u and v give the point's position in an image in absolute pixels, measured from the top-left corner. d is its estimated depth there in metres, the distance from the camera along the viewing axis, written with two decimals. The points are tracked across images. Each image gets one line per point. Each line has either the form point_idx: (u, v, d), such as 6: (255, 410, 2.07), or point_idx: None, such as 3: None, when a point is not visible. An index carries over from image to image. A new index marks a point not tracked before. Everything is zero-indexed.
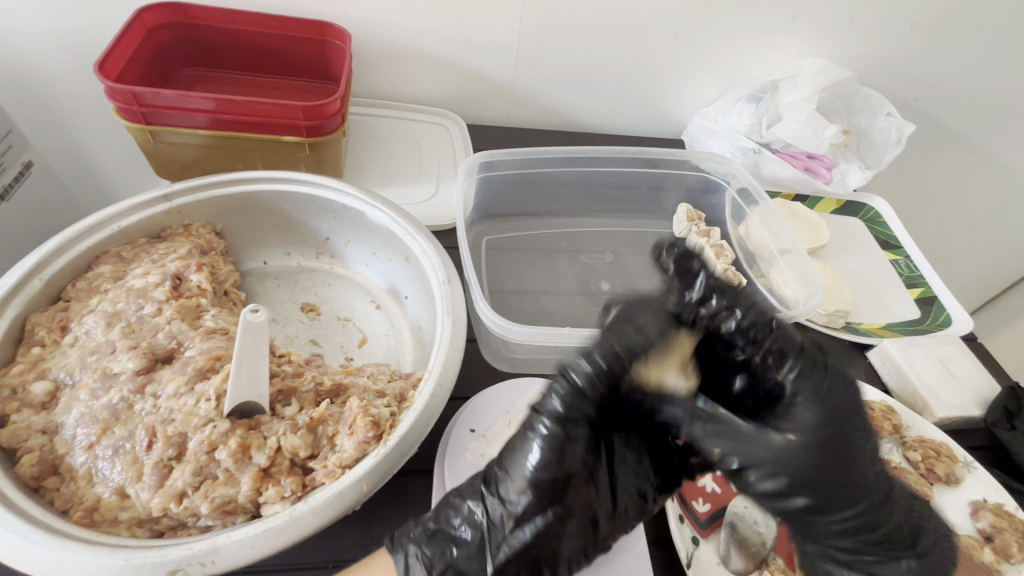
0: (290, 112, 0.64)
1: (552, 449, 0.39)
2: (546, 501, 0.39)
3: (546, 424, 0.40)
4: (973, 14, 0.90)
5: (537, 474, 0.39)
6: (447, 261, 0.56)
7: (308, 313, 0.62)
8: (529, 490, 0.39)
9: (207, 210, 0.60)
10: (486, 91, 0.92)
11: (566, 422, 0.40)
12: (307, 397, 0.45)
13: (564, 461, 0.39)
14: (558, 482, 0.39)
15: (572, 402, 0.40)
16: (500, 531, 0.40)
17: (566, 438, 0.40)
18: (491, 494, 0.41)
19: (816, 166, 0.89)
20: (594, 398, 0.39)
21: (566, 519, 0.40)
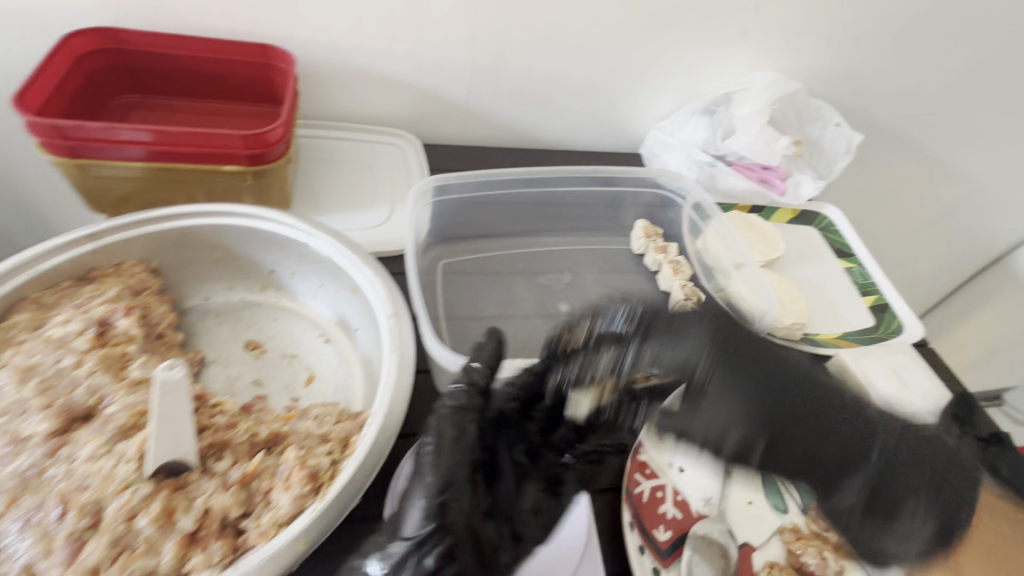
0: (229, 141, 0.62)
1: (439, 474, 0.41)
2: (442, 530, 0.39)
3: (433, 441, 0.43)
4: (912, 26, 0.93)
5: (430, 503, 0.39)
6: (394, 292, 0.54)
7: (252, 351, 0.59)
8: (426, 521, 0.39)
9: (140, 248, 0.57)
10: (441, 111, 0.91)
11: (449, 444, 0.43)
12: (242, 449, 0.42)
13: (451, 476, 0.41)
14: (451, 505, 0.40)
15: (453, 424, 0.44)
16: (406, 574, 0.38)
17: (451, 460, 0.42)
18: (389, 541, 0.40)
19: (770, 178, 0.90)
20: (473, 411, 0.45)
21: (463, 542, 0.40)
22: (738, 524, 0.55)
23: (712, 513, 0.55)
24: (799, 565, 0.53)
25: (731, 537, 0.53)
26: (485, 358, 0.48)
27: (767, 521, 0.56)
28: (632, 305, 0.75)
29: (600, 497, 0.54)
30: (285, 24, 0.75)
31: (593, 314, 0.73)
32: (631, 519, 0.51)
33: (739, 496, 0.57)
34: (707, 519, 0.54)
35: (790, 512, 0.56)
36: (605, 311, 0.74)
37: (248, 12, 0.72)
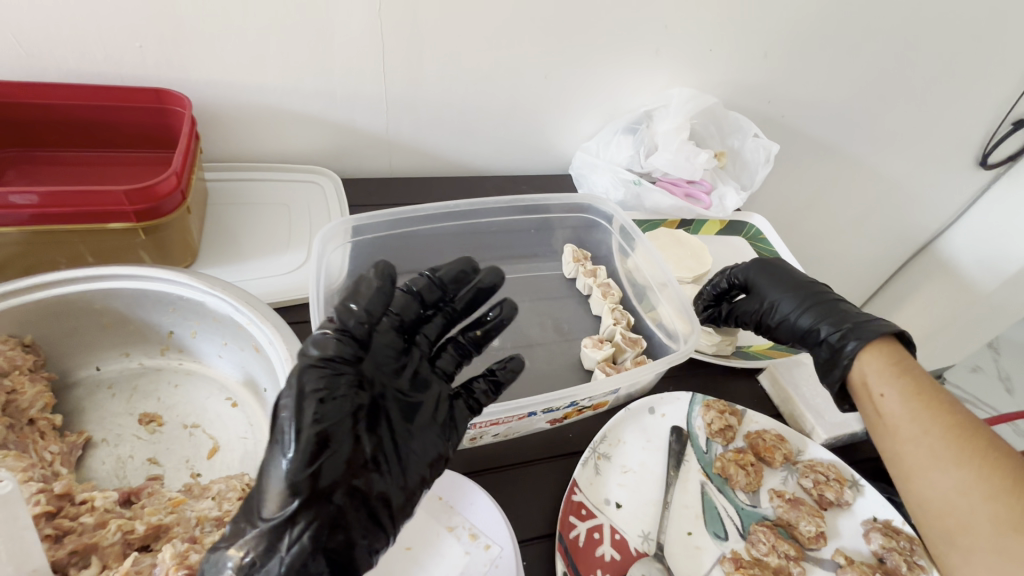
0: (112, 198, 0.57)
1: (307, 440, 0.37)
2: (314, 500, 0.37)
3: (289, 412, 0.37)
4: (816, 37, 0.97)
5: (294, 477, 0.36)
6: (297, 351, 0.51)
7: (147, 425, 0.54)
8: (291, 497, 0.37)
9: (6, 325, 0.51)
10: (362, 144, 0.88)
11: (314, 406, 0.38)
12: (113, 551, 0.38)
13: (317, 439, 0.37)
14: (323, 473, 0.38)
15: (316, 378, 0.39)
16: (282, 544, 0.36)
17: (319, 421, 0.38)
18: (250, 522, 0.37)
19: (695, 192, 0.91)
20: (343, 362, 0.40)
21: (343, 506, 0.39)
22: (678, 559, 0.53)
23: (651, 551, 0.52)
24: None
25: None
26: (367, 299, 0.42)
27: (707, 550, 0.54)
28: (565, 331, 0.73)
29: (533, 546, 0.51)
30: (179, 65, 0.70)
31: (526, 346, 0.70)
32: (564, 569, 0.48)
33: (678, 527, 0.55)
34: (645, 558, 0.52)
35: (731, 538, 0.55)
36: (539, 341, 0.71)
37: (136, 55, 0.68)
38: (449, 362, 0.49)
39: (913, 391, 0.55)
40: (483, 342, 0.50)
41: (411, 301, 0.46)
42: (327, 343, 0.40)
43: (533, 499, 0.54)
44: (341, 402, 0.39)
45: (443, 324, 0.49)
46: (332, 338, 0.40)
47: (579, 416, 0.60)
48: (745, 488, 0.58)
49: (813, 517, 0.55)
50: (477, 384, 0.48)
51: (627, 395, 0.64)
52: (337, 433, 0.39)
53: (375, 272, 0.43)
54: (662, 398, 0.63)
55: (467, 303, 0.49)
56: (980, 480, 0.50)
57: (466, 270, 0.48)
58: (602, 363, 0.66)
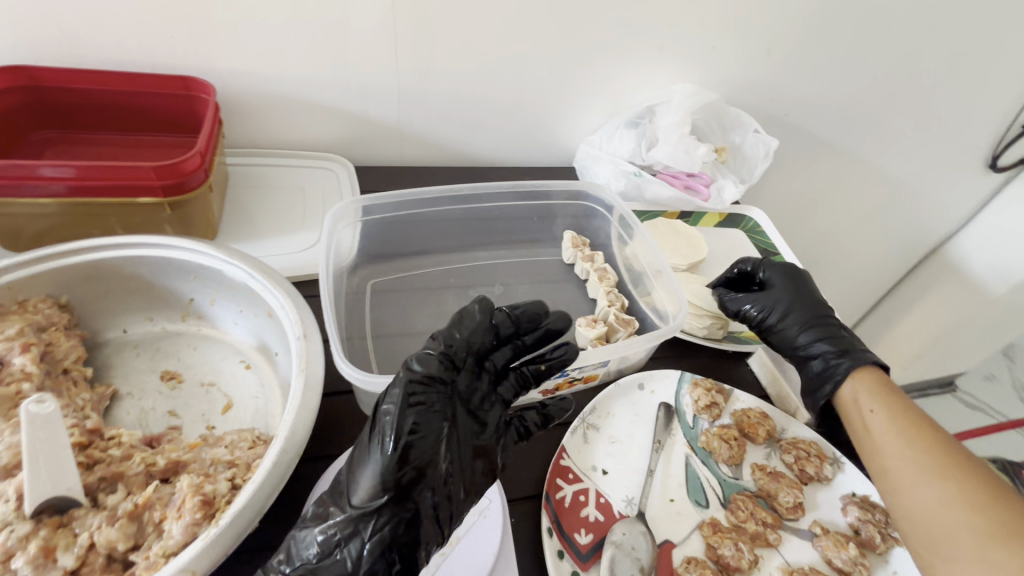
0: (142, 173, 0.62)
1: (400, 445, 0.41)
2: (399, 499, 0.41)
3: (392, 420, 0.41)
4: (819, 37, 0.99)
5: (386, 475, 0.40)
6: (306, 314, 0.54)
7: (168, 382, 0.58)
8: (381, 492, 0.40)
9: (44, 284, 0.56)
10: (374, 134, 0.92)
11: (412, 417, 0.42)
12: (136, 480, 0.42)
13: (409, 447, 0.41)
14: (411, 476, 0.41)
15: (419, 393, 0.43)
16: (367, 530, 0.40)
17: (415, 432, 0.41)
18: (339, 508, 0.41)
19: (695, 184, 0.94)
20: (441, 381, 0.44)
21: (419, 508, 0.41)
22: (659, 523, 0.55)
23: (633, 514, 0.55)
24: (717, 558, 0.53)
25: (650, 537, 0.53)
26: (467, 329, 0.47)
27: (688, 516, 0.56)
28: (561, 313, 0.77)
29: (521, 505, 0.54)
30: (205, 54, 0.75)
31: None
32: (550, 524, 0.51)
33: (661, 494, 0.57)
34: (628, 519, 0.54)
35: (711, 506, 0.57)
36: None
37: (166, 45, 0.73)
38: (509, 390, 0.51)
39: (901, 415, 0.56)
40: (543, 376, 0.53)
41: (490, 331, 0.49)
42: (432, 360, 0.45)
43: (522, 462, 0.57)
44: (433, 417, 0.42)
45: (512, 353, 0.51)
46: (435, 356, 0.45)
47: (570, 388, 0.64)
48: (729, 461, 0.61)
49: (791, 488, 0.58)
50: (529, 414, 0.52)
51: (618, 372, 0.67)
52: (423, 446, 0.42)
53: (476, 304, 0.49)
54: (651, 375, 0.66)
55: (535, 340, 0.52)
56: (961, 494, 0.48)
57: (540, 311, 0.52)
58: (595, 341, 0.69)
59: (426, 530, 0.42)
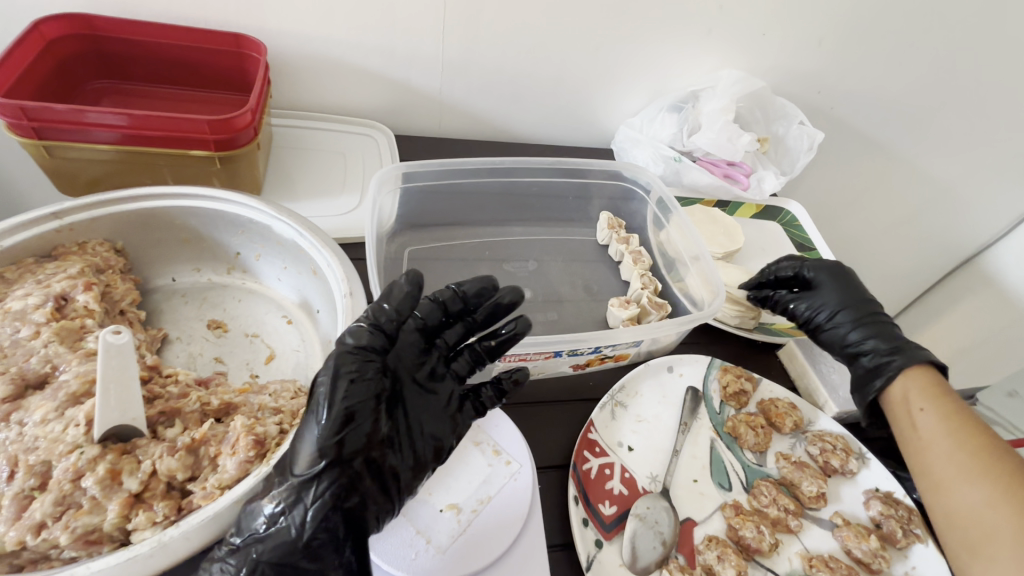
0: (195, 126, 0.63)
1: (338, 412, 0.38)
2: (340, 464, 0.39)
3: (324, 388, 0.39)
4: (875, 29, 0.96)
5: (324, 441, 0.38)
6: (351, 274, 0.56)
7: (215, 330, 0.60)
8: (319, 458, 0.38)
9: (104, 228, 0.58)
10: (415, 103, 0.92)
11: (346, 386, 0.39)
12: (192, 417, 0.44)
13: (347, 413, 0.39)
14: (351, 441, 0.39)
15: (351, 361, 0.40)
16: (310, 498, 0.38)
17: (350, 399, 0.39)
18: (282, 476, 0.39)
19: (735, 174, 0.92)
20: (375, 352, 0.42)
21: (361, 474, 0.40)
22: (682, 501, 0.56)
23: (657, 490, 0.56)
24: (738, 539, 0.54)
25: (673, 513, 0.55)
26: (398, 301, 0.44)
27: (710, 497, 0.57)
28: (593, 292, 0.77)
29: (548, 473, 0.56)
30: (257, 13, 0.76)
31: (556, 302, 0.75)
32: (577, 493, 0.52)
33: (685, 474, 0.58)
34: (651, 495, 0.55)
35: (734, 490, 0.58)
36: (568, 298, 0.76)
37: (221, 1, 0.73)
38: (463, 367, 0.49)
39: (952, 414, 0.55)
40: (497, 353, 0.49)
41: (432, 308, 0.47)
42: (363, 331, 0.42)
43: (551, 432, 0.59)
44: (369, 385, 0.40)
45: (463, 332, 0.49)
46: (366, 327, 0.42)
47: (601, 364, 0.65)
48: (754, 447, 0.61)
49: (816, 479, 0.58)
50: (484, 391, 0.48)
51: (648, 353, 0.67)
52: (361, 414, 0.40)
53: (405, 277, 0.45)
54: (681, 358, 0.66)
55: (487, 315, 0.49)
56: (1010, 499, 0.49)
57: (488, 286, 0.48)
58: (626, 322, 0.69)
59: (368, 495, 0.40)
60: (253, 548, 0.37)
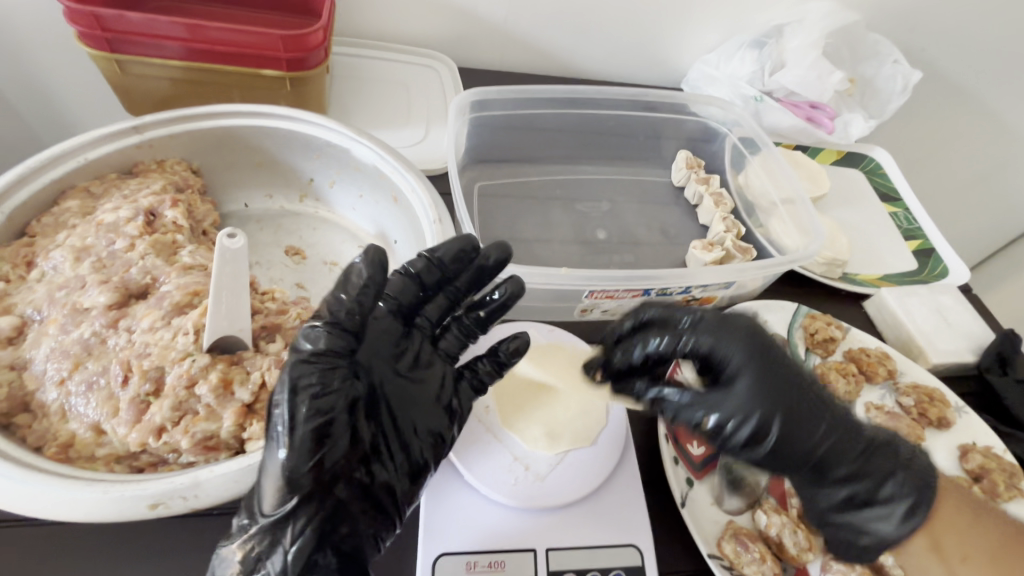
0: (268, 42, 0.59)
1: (305, 437, 0.33)
2: (317, 494, 0.34)
3: (280, 412, 0.33)
4: None
5: (293, 473, 0.33)
6: (438, 201, 0.53)
7: (293, 257, 0.59)
8: (288, 493, 0.33)
9: (183, 146, 0.56)
10: (479, 32, 0.86)
11: (305, 401, 0.34)
12: (292, 333, 0.43)
13: (321, 435, 0.33)
14: (327, 466, 0.34)
15: (309, 375, 0.34)
16: (286, 537, 0.34)
17: (319, 416, 0.34)
18: (252, 514, 0.35)
19: (818, 116, 0.86)
20: (342, 358, 0.35)
21: (346, 500, 0.36)
22: None
23: None
24: None
25: None
26: (356, 290, 0.36)
27: None
28: (670, 236, 0.74)
29: (634, 412, 0.54)
30: None
31: (631, 244, 0.71)
32: (668, 431, 0.51)
33: None
34: None
35: None
36: (643, 241, 0.72)
37: None
38: (452, 344, 0.43)
39: None
40: (487, 323, 0.44)
41: (409, 285, 0.41)
42: (321, 334, 0.35)
43: None
44: (335, 400, 0.34)
45: (446, 306, 0.43)
46: (326, 328, 0.35)
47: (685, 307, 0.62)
48: (845, 396, 0.59)
49: (912, 429, 0.56)
50: (482, 365, 0.44)
51: (733, 297, 0.64)
52: (335, 434, 0.34)
53: (363, 256, 0.37)
54: (767, 305, 0.63)
55: (470, 284, 0.43)
56: None
57: (467, 246, 0.43)
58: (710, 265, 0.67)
59: (354, 518, 0.36)
60: None
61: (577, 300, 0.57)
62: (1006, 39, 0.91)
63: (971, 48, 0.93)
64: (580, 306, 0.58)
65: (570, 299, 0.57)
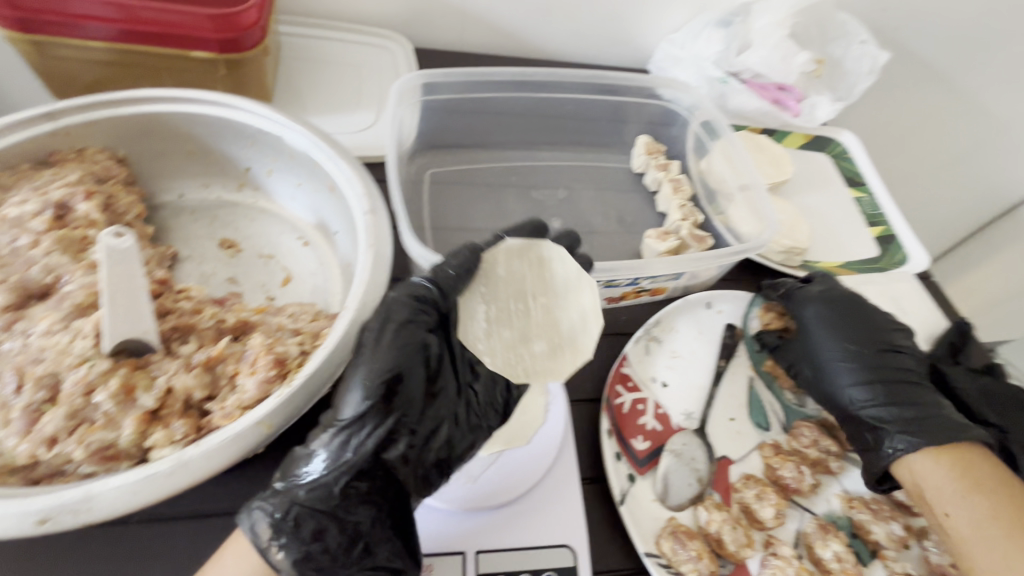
0: (197, 22, 0.56)
1: (387, 360, 0.38)
2: (384, 411, 0.37)
3: (378, 335, 0.39)
4: None
5: (371, 385, 0.37)
6: (373, 190, 0.51)
7: (228, 250, 0.57)
8: (367, 402, 0.37)
9: (104, 134, 0.53)
10: (434, 10, 0.82)
11: (395, 331, 0.39)
12: (208, 334, 0.41)
13: (398, 360, 0.38)
14: (395, 392, 0.38)
15: (405, 311, 0.40)
16: (346, 455, 0.37)
17: (405, 351, 0.39)
18: (330, 420, 0.38)
19: (785, 99, 0.83)
20: (427, 309, 0.40)
21: (408, 431, 0.38)
22: (719, 439, 0.54)
23: (692, 427, 0.54)
24: (776, 479, 0.52)
25: (708, 451, 0.52)
26: (459, 264, 0.42)
27: (748, 435, 0.55)
28: (627, 224, 0.72)
29: (580, 407, 0.53)
30: None
31: (587, 233, 0.70)
32: (611, 428, 0.50)
33: (721, 412, 0.56)
34: (685, 433, 0.53)
35: (772, 429, 0.56)
36: (599, 230, 0.70)
37: None
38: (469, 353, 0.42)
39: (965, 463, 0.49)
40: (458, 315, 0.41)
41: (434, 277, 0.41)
42: (416, 287, 0.41)
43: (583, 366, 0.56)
44: (414, 335, 0.39)
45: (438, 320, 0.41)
46: (427, 279, 0.41)
47: (637, 298, 0.61)
48: (796, 387, 0.59)
49: None
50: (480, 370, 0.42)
51: (686, 287, 0.63)
52: (410, 367, 0.38)
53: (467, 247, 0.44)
54: (721, 294, 0.62)
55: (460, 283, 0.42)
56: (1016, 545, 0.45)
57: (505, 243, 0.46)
58: (664, 254, 0.65)
59: (403, 454, 0.38)
60: (286, 492, 0.35)
61: None
62: (978, 19, 0.89)
63: (942, 27, 0.90)
64: None
65: None
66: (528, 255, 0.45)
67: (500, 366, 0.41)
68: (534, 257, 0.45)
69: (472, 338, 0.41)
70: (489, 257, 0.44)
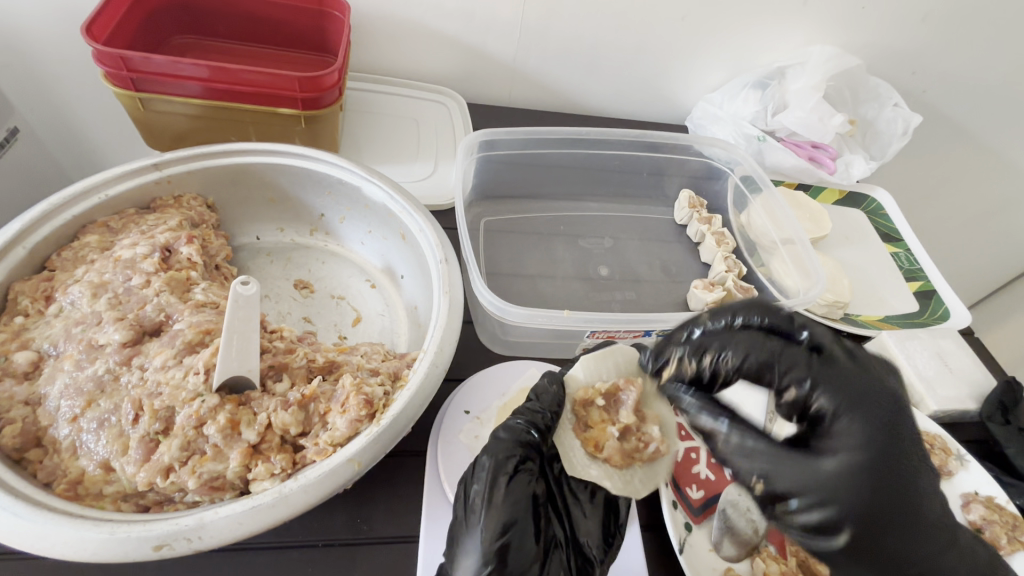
0: (286, 83, 0.61)
1: (499, 514, 0.38)
2: (504, 573, 0.36)
3: (487, 487, 0.39)
4: (999, 8, 0.83)
5: (488, 542, 0.37)
6: (445, 241, 0.54)
7: (302, 290, 0.61)
8: (485, 562, 0.36)
9: (199, 181, 0.57)
10: (488, 70, 0.88)
11: (506, 482, 0.39)
12: (299, 373, 0.44)
13: (513, 513, 0.38)
14: (512, 550, 0.37)
15: (506, 455, 0.40)
16: None
17: (514, 499, 0.39)
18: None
19: (820, 156, 0.87)
20: (533, 451, 0.42)
21: None
22: None
23: None
24: None
25: None
26: (548, 398, 0.45)
27: None
28: (672, 274, 0.75)
29: None
30: None
31: (633, 281, 0.73)
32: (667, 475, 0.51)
33: None
34: None
35: None
36: (645, 278, 0.73)
37: None
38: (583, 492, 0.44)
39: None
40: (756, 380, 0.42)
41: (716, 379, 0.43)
42: (517, 427, 0.42)
43: None
44: (522, 480, 0.40)
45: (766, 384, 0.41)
46: (526, 417, 0.43)
47: None
48: None
49: None
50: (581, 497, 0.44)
51: None
52: (521, 522, 0.38)
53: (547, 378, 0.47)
54: None
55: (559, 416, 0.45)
56: None
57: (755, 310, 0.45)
58: (710, 305, 0.67)
59: None
60: None
61: (579, 339, 0.58)
62: (1006, 83, 0.93)
63: (968, 91, 0.95)
64: (582, 345, 0.59)
65: (571, 338, 0.58)
66: (607, 361, 0.48)
67: (620, 485, 0.42)
68: (618, 363, 0.48)
69: (583, 467, 0.43)
70: (568, 379, 0.48)
